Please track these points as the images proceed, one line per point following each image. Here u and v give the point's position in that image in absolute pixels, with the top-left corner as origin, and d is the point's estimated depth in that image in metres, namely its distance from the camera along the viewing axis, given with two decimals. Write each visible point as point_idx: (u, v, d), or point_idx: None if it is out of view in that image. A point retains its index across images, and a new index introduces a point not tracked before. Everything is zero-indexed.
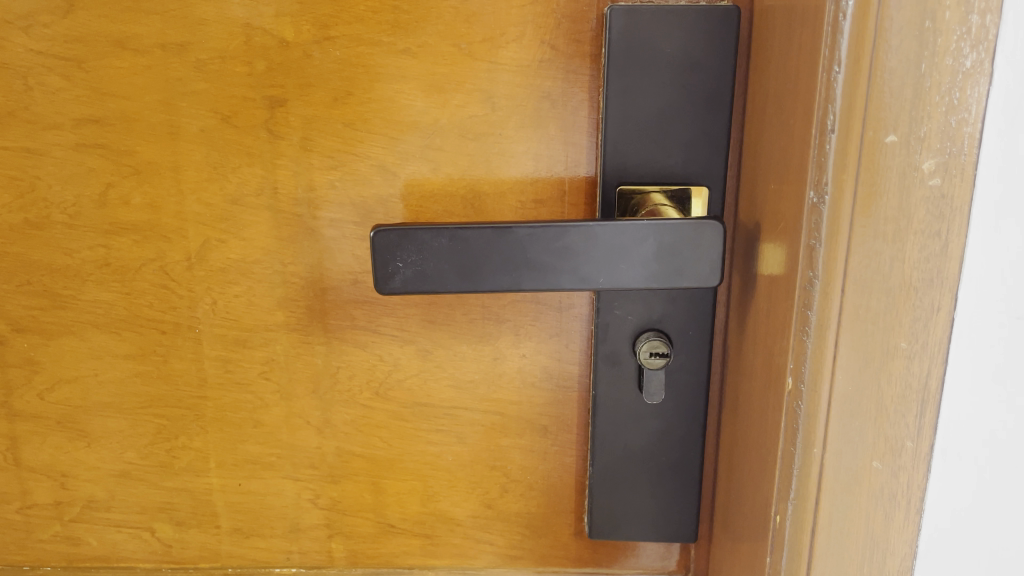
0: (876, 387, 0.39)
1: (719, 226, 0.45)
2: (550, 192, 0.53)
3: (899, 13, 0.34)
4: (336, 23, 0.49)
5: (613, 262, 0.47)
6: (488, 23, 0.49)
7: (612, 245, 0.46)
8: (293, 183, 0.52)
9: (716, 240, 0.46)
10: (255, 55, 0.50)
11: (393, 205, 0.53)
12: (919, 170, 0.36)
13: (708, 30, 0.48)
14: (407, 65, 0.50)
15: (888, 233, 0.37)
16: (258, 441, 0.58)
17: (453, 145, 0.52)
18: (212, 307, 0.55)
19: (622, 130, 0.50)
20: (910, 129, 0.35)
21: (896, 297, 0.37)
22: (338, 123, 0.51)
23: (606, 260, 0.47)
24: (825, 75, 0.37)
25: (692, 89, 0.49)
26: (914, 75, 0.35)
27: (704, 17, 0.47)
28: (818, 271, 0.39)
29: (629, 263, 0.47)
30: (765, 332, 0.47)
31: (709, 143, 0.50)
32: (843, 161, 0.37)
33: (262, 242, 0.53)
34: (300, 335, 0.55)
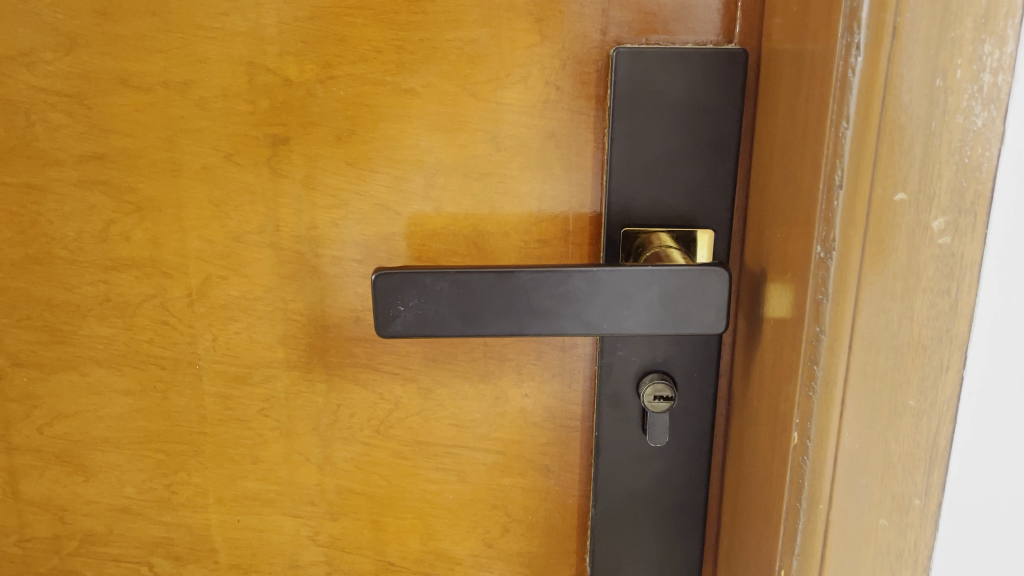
0: (883, 444, 0.38)
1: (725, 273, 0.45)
2: (554, 232, 0.52)
3: (909, 72, 0.33)
4: (340, 62, 0.49)
5: (616, 306, 0.46)
6: (493, 64, 0.49)
7: (616, 290, 0.46)
8: (295, 221, 0.52)
9: (722, 286, 0.45)
10: (259, 94, 0.50)
11: (395, 244, 0.52)
12: (928, 229, 0.35)
13: (715, 74, 0.47)
14: (411, 104, 0.50)
15: (896, 290, 0.36)
16: (258, 477, 0.57)
17: (457, 184, 0.51)
18: (213, 343, 0.55)
19: (628, 172, 0.49)
20: (919, 188, 0.35)
21: (904, 354, 0.37)
22: (342, 162, 0.51)
23: (609, 304, 0.46)
24: (833, 130, 0.36)
25: (698, 132, 0.48)
26: (924, 134, 0.34)
27: (711, 60, 0.47)
28: (824, 327, 0.38)
29: (632, 309, 0.46)
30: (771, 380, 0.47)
31: (715, 185, 0.49)
32: (851, 221, 0.36)
33: (263, 279, 0.53)
34: (300, 372, 0.55)
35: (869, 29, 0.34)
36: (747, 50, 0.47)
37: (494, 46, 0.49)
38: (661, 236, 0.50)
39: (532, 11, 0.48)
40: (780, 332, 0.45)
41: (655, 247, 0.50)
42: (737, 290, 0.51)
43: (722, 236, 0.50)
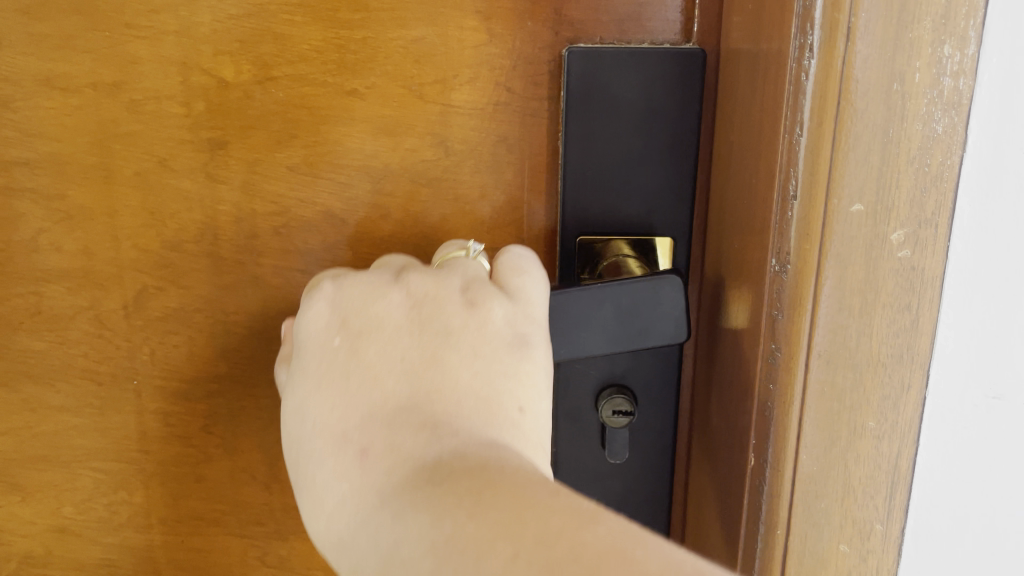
0: (842, 466, 0.36)
1: (677, 280, 0.43)
2: (508, 240, 0.50)
3: (865, 74, 0.31)
4: (279, 63, 0.46)
5: (569, 335, 0.44)
6: (440, 64, 0.46)
7: (572, 312, 0.44)
8: (235, 229, 0.49)
9: (676, 295, 0.44)
10: (193, 96, 0.47)
11: (340, 253, 0.50)
12: (887, 242, 0.33)
13: (672, 75, 0.45)
14: (355, 107, 0.47)
15: (854, 306, 0.34)
16: (203, 496, 0.55)
17: (405, 190, 0.49)
18: (151, 358, 0.52)
19: (582, 180, 0.47)
20: (877, 199, 0.33)
21: (863, 373, 0.35)
22: (282, 167, 0.48)
23: (560, 334, 0.44)
24: (787, 135, 0.34)
25: (655, 136, 0.46)
26: (880, 141, 0.32)
27: (667, 60, 0.45)
28: (780, 344, 0.36)
29: (590, 330, 0.44)
30: (730, 397, 0.44)
31: (673, 192, 0.47)
32: (806, 233, 0.34)
33: (203, 291, 0.51)
34: (244, 387, 0.53)
35: (823, 29, 0.32)
36: (705, 50, 0.45)
37: (441, 47, 0.46)
38: (619, 241, 0.48)
39: (480, 9, 0.46)
40: (741, 350, 0.42)
41: (613, 254, 0.48)
42: (693, 304, 0.50)
43: (682, 244, 0.48)
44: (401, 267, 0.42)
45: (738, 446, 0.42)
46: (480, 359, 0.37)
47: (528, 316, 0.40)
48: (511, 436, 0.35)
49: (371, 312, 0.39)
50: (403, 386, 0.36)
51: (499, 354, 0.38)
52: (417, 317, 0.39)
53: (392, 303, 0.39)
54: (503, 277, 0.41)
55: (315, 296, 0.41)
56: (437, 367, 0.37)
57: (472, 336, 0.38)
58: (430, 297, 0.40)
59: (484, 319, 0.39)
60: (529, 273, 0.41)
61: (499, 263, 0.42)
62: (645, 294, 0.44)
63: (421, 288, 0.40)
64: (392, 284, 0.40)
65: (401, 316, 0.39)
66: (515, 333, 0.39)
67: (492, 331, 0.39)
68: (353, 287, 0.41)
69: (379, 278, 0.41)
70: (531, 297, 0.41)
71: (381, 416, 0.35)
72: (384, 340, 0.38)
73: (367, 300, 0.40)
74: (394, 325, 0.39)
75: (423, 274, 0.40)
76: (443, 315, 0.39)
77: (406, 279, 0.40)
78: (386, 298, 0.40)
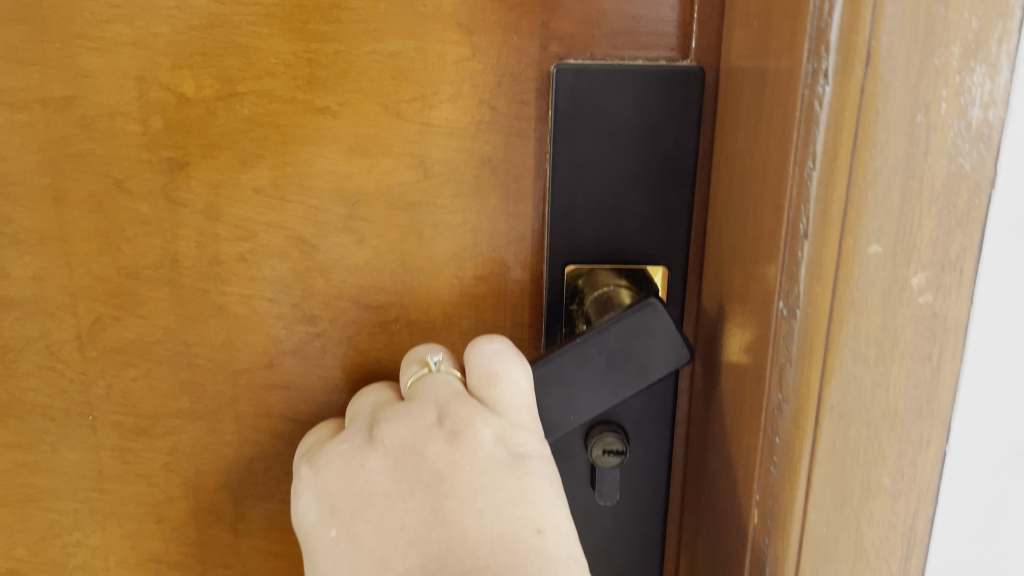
0: (855, 527, 0.33)
1: (658, 303, 0.41)
2: (492, 267, 0.46)
3: (887, 104, 0.28)
4: (243, 77, 0.43)
5: (568, 396, 0.42)
6: (418, 80, 0.43)
7: (559, 377, 0.42)
8: (197, 255, 0.46)
9: (662, 319, 0.41)
10: (151, 112, 0.44)
11: (311, 280, 0.46)
12: (907, 286, 0.30)
13: (667, 94, 0.42)
14: (327, 125, 0.44)
15: (870, 356, 0.31)
16: (164, 538, 0.51)
17: (381, 215, 0.45)
18: (107, 392, 0.48)
19: (571, 204, 0.44)
20: (897, 240, 0.29)
21: (879, 428, 0.32)
22: (248, 189, 0.45)
23: (559, 396, 0.43)
24: (796, 168, 0.31)
25: (649, 159, 0.43)
26: (902, 176, 0.29)
27: (662, 78, 0.42)
28: (788, 396, 0.33)
29: (582, 389, 0.42)
30: (730, 439, 0.41)
31: (669, 218, 0.44)
32: (818, 276, 0.31)
33: (163, 321, 0.47)
34: (207, 423, 0.49)
35: (838, 53, 0.28)
36: (703, 66, 0.42)
37: (418, 62, 0.43)
38: (611, 268, 0.45)
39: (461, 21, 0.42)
40: (742, 392, 0.39)
41: (608, 284, 0.44)
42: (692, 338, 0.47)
43: (677, 272, 0.45)
44: (367, 435, 0.41)
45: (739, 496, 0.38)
46: (483, 492, 0.37)
47: (517, 426, 0.40)
48: (541, 566, 0.34)
49: (354, 488, 0.40)
50: (411, 555, 0.36)
51: (502, 480, 0.37)
52: (403, 474, 0.39)
53: (374, 471, 0.39)
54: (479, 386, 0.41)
55: (307, 498, 0.41)
56: (449, 525, 0.36)
57: (465, 474, 0.37)
58: (408, 446, 0.39)
59: (473, 447, 0.38)
60: (500, 373, 0.41)
61: (472, 371, 0.41)
62: (631, 330, 0.41)
63: (397, 440, 0.40)
64: (367, 447, 0.40)
65: (387, 479, 0.39)
66: (508, 451, 0.39)
67: (487, 456, 0.38)
68: (330, 471, 0.41)
69: (353, 446, 0.41)
70: (512, 402, 0.41)
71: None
72: (381, 519, 0.38)
73: (347, 478, 0.40)
74: (383, 493, 0.39)
75: (393, 423, 0.40)
76: (429, 461, 0.38)
77: (379, 439, 0.40)
78: (366, 463, 0.40)
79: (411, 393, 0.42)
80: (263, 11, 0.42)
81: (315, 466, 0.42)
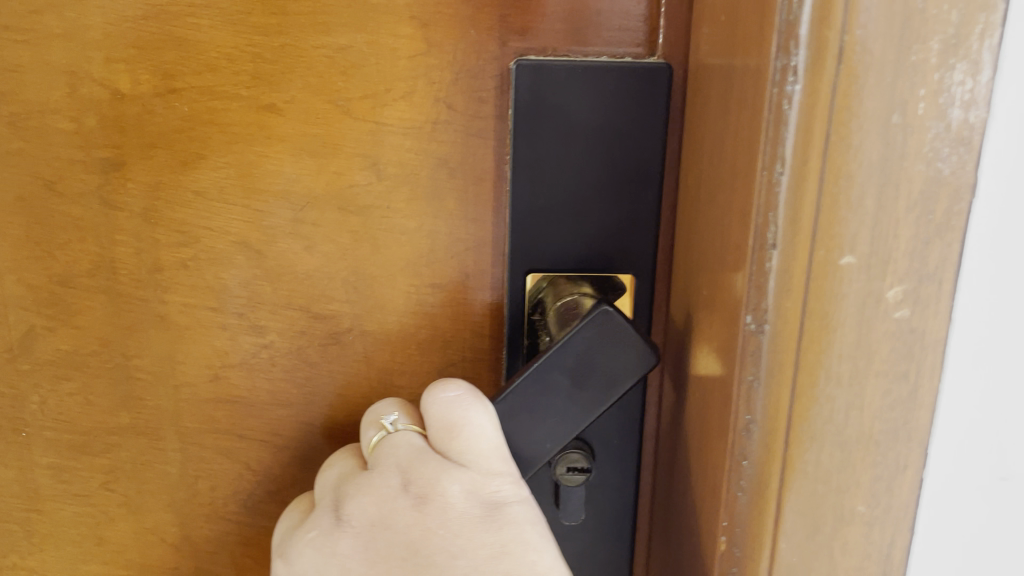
0: (827, 556, 0.31)
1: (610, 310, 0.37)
2: (451, 275, 0.44)
3: (864, 104, 0.26)
4: (182, 72, 0.40)
5: (536, 422, 0.40)
6: (370, 76, 0.41)
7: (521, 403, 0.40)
8: (136, 262, 0.43)
9: (616, 326, 0.38)
10: (83, 109, 0.41)
11: (258, 289, 0.44)
12: (882, 300, 0.28)
13: (634, 93, 0.40)
14: (273, 124, 0.41)
15: (843, 375, 0.29)
16: (105, 560, 0.49)
17: (332, 219, 0.43)
18: (42, 406, 0.46)
19: (533, 210, 0.42)
20: (872, 251, 0.27)
21: (854, 452, 0.30)
22: (190, 192, 0.42)
23: (527, 423, 0.40)
24: (765, 173, 0.28)
25: (615, 162, 0.41)
26: (878, 182, 0.27)
27: (629, 77, 0.40)
28: (757, 417, 0.30)
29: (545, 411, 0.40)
30: (698, 457, 0.39)
31: (636, 225, 0.42)
32: (788, 288, 0.28)
33: (100, 331, 0.44)
34: (149, 439, 0.46)
35: (810, 48, 0.26)
36: (672, 65, 0.40)
37: (371, 58, 0.40)
38: (577, 277, 0.43)
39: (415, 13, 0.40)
40: (708, 408, 0.37)
41: (573, 291, 0.42)
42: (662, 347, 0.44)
43: (644, 282, 0.43)
44: (333, 506, 0.41)
45: (706, 517, 0.37)
46: (461, 556, 0.37)
47: (488, 473, 0.39)
48: None
49: (331, 573, 0.39)
50: None
51: (481, 537, 0.37)
52: (377, 553, 0.39)
53: (346, 555, 0.39)
54: (443, 442, 0.40)
55: None
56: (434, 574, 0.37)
57: (440, 540, 0.38)
58: (376, 521, 0.39)
59: (442, 510, 0.38)
60: (460, 422, 0.39)
61: (432, 425, 0.40)
62: (592, 346, 0.38)
63: (363, 518, 0.39)
64: (335, 529, 0.40)
65: (361, 561, 0.39)
66: (482, 502, 0.38)
67: (460, 517, 0.38)
68: (302, 561, 0.40)
69: (320, 532, 0.40)
70: (476, 452, 0.39)
71: None
72: None
73: (322, 565, 0.39)
74: (362, 574, 0.39)
75: (357, 498, 0.40)
76: (399, 534, 0.38)
77: (345, 519, 0.40)
78: (337, 550, 0.39)
79: (372, 460, 0.41)
80: (204, 2, 0.39)
81: (287, 556, 0.41)
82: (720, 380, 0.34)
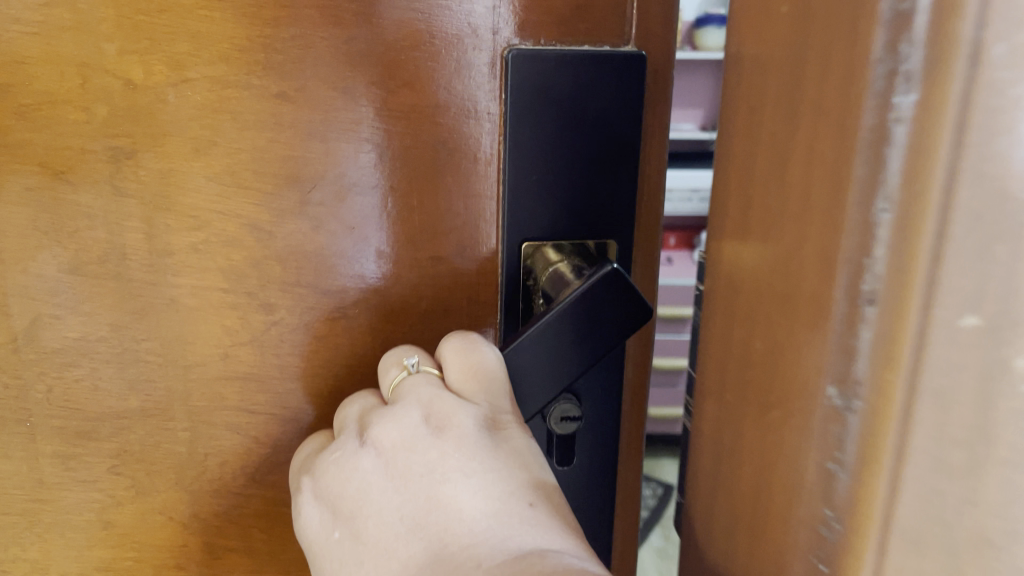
0: None
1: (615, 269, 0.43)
2: (448, 247, 0.47)
3: (984, 141, 0.21)
4: (193, 62, 0.43)
5: (550, 365, 0.46)
6: (373, 64, 0.44)
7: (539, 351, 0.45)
8: (147, 247, 0.45)
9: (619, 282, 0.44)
10: (95, 99, 0.43)
11: (266, 269, 0.46)
12: (1010, 371, 0.22)
13: (613, 80, 0.44)
14: (280, 110, 0.44)
15: (955, 466, 0.24)
16: (110, 545, 0.50)
17: (337, 199, 0.45)
18: (48, 395, 0.47)
19: (523, 186, 0.46)
20: (995, 310, 0.22)
21: (962, 558, 0.24)
22: (201, 177, 0.44)
23: (541, 366, 0.46)
24: (863, 207, 0.26)
25: (597, 143, 0.45)
26: (981, 219, 0.22)
27: (609, 66, 0.44)
28: (840, 504, 0.28)
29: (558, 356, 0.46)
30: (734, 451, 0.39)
31: (616, 199, 0.46)
32: (890, 364, 0.25)
33: (108, 316, 0.46)
34: (158, 420, 0.48)
35: (928, 52, 0.23)
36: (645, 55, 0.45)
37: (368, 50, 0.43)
38: (561, 244, 0.47)
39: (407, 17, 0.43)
40: (760, 423, 0.36)
41: (558, 257, 0.47)
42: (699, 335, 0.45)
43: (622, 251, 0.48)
44: (358, 435, 0.44)
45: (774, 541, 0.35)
46: (472, 475, 0.39)
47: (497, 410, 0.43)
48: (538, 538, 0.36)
49: (352, 490, 0.42)
50: (412, 540, 0.38)
51: (490, 462, 0.40)
52: (395, 469, 0.41)
53: (367, 470, 0.42)
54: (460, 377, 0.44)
55: (314, 513, 0.44)
56: (444, 500, 0.38)
57: (453, 460, 0.40)
58: (398, 443, 0.42)
59: (455, 435, 0.41)
60: (478, 361, 0.44)
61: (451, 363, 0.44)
62: (588, 302, 0.44)
63: (387, 441, 0.42)
64: (360, 449, 0.43)
65: (382, 476, 0.41)
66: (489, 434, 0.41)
67: (471, 438, 0.41)
68: (328, 474, 0.44)
69: (346, 451, 0.44)
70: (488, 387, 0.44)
71: (413, 557, 0.38)
72: (379, 511, 0.40)
73: (344, 482, 0.43)
74: (378, 489, 0.41)
75: (382, 425, 0.43)
76: (418, 453, 0.41)
77: (370, 441, 0.43)
78: (360, 466, 0.42)
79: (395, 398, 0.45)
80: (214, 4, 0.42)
81: (316, 474, 0.45)
82: (778, 383, 0.34)
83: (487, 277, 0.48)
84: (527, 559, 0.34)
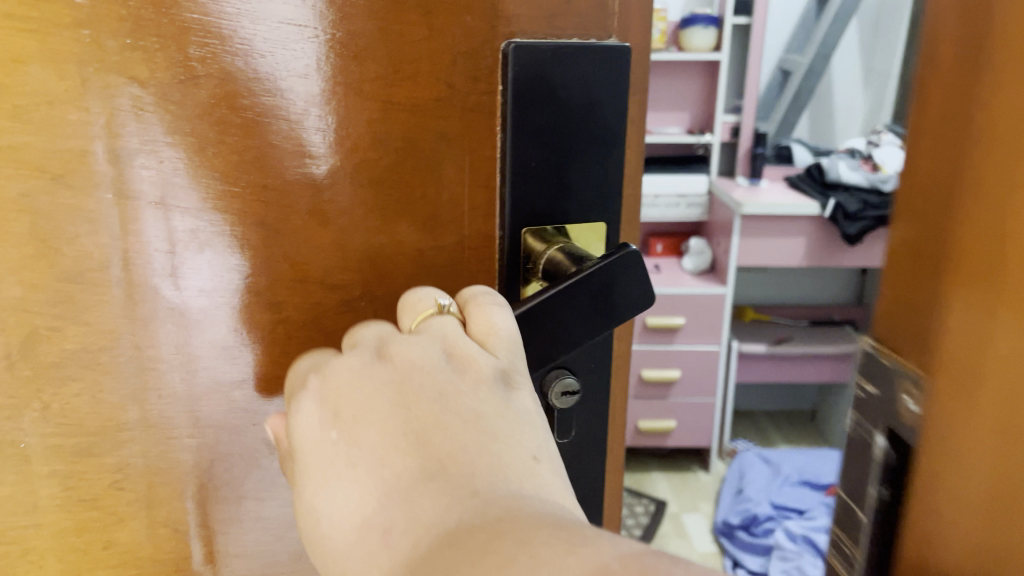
0: None
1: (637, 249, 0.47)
2: (451, 239, 0.48)
3: None
4: (200, 57, 0.41)
5: (555, 333, 0.48)
6: (381, 60, 0.44)
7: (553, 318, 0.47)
8: (150, 250, 0.44)
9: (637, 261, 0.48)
10: (95, 98, 0.41)
11: (274, 267, 0.46)
12: None
13: (606, 70, 0.47)
14: (289, 107, 0.43)
15: None
16: (109, 564, 0.51)
17: (342, 197, 0.46)
18: (43, 413, 0.47)
19: (523, 174, 0.48)
20: None
21: None
22: (207, 176, 0.44)
23: (549, 333, 0.48)
24: None
25: (589, 129, 0.48)
26: None
27: (601, 56, 0.46)
28: None
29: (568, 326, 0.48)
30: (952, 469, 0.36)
31: (605, 180, 0.49)
32: None
33: (109, 325, 0.45)
34: (163, 428, 0.48)
35: None
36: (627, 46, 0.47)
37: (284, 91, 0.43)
38: (561, 229, 0.49)
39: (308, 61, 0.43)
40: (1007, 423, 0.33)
41: (559, 238, 0.49)
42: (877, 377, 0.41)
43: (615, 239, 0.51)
44: (373, 352, 0.44)
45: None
46: (482, 416, 0.40)
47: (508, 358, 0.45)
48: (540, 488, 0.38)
49: (357, 395, 0.41)
50: (409, 455, 0.38)
51: (499, 406, 0.41)
52: (408, 388, 0.41)
53: (378, 378, 0.41)
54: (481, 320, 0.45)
55: (307, 410, 0.43)
56: (451, 427, 0.39)
57: (466, 397, 0.41)
58: (418, 364, 0.42)
59: (473, 375, 0.42)
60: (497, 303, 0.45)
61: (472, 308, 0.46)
62: (603, 288, 0.47)
63: (410, 359, 0.42)
64: (377, 361, 0.43)
65: (390, 391, 0.41)
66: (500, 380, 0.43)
67: (488, 384, 0.42)
68: (337, 375, 0.43)
69: (362, 359, 0.43)
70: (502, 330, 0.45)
71: (406, 473, 0.38)
72: (377, 422, 0.40)
73: (351, 388, 0.42)
74: (385, 399, 0.41)
75: (404, 346, 0.43)
76: (433, 379, 0.41)
77: (388, 354, 0.43)
78: (373, 376, 0.42)
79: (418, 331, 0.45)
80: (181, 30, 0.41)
81: (321, 373, 0.44)
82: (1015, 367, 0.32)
83: (486, 261, 0.50)
84: (527, 502, 0.36)
